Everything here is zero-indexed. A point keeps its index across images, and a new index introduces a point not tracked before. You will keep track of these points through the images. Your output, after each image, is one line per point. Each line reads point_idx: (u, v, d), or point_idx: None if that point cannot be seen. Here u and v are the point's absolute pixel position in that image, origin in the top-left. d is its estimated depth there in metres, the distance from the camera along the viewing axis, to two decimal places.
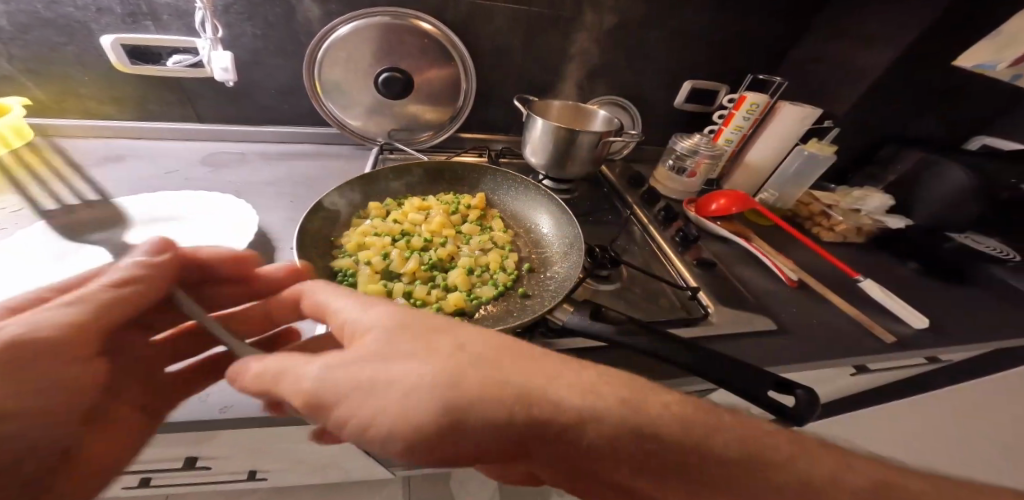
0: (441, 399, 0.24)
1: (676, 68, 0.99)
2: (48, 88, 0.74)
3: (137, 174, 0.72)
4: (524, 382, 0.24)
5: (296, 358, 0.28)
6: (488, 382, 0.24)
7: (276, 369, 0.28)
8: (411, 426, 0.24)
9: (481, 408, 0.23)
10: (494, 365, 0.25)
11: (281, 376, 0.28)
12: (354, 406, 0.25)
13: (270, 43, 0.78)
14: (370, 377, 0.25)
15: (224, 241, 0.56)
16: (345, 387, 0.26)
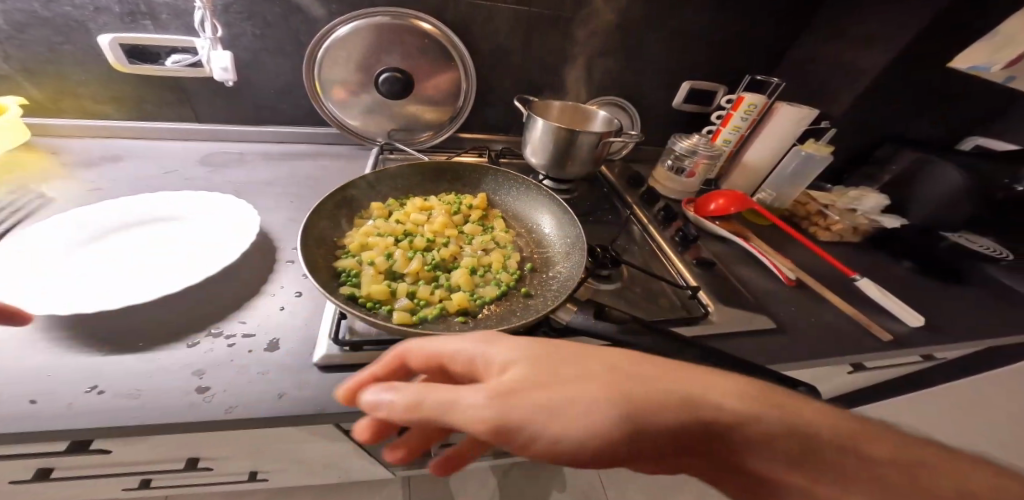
0: (619, 411, 0.25)
1: (675, 68, 1.00)
2: (44, 87, 0.73)
3: (135, 174, 0.72)
4: (684, 389, 0.27)
5: (444, 390, 0.27)
6: (651, 392, 0.26)
7: (427, 400, 0.27)
8: (595, 439, 0.25)
9: (658, 415, 0.26)
10: (638, 377, 0.27)
11: (432, 407, 0.27)
12: (532, 430, 0.26)
13: (270, 43, 0.78)
14: (540, 400, 0.26)
15: (224, 241, 0.56)
16: (520, 412, 0.26)
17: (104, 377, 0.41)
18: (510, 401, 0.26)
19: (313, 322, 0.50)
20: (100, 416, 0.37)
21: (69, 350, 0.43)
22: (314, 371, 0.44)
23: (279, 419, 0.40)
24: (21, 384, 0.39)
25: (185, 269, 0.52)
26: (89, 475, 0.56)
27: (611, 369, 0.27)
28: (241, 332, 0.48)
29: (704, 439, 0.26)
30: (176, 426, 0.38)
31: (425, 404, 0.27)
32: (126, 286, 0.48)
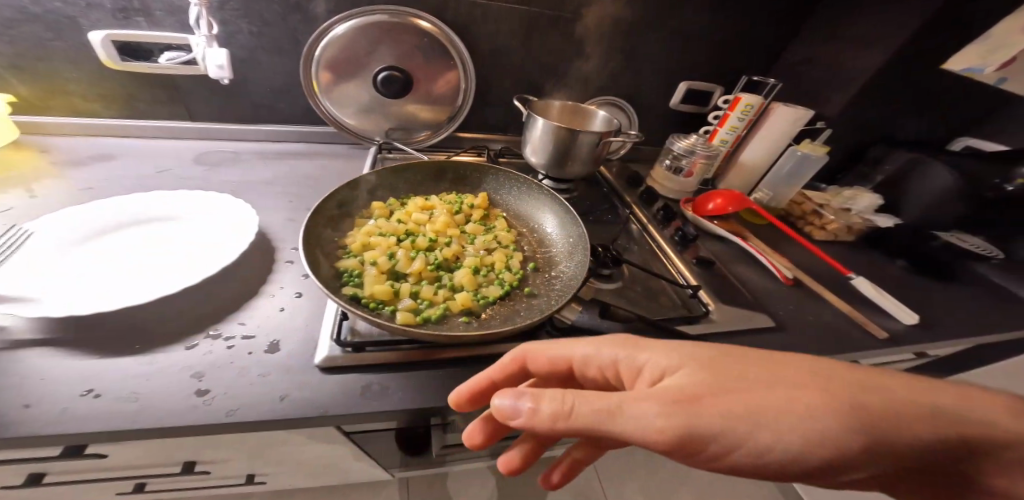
0: (839, 419, 0.27)
1: (673, 68, 1.01)
2: (32, 84, 0.72)
3: (128, 174, 0.70)
4: (905, 397, 0.28)
5: (607, 398, 0.30)
6: (880, 403, 0.27)
7: (585, 407, 0.29)
8: (816, 447, 0.27)
9: (881, 423, 0.26)
10: (848, 390, 0.28)
11: (591, 415, 0.29)
12: (735, 436, 0.27)
13: (267, 40, 0.77)
14: (732, 411, 0.28)
15: (224, 241, 0.55)
16: (714, 419, 0.28)
17: (102, 381, 0.40)
18: (693, 411, 0.28)
19: (314, 323, 0.50)
20: (100, 421, 0.37)
21: (65, 353, 0.42)
22: (316, 373, 0.44)
23: (281, 421, 0.40)
24: (17, 388, 0.38)
25: (183, 269, 0.51)
26: (83, 480, 0.55)
27: (815, 386, 0.28)
28: (241, 334, 0.47)
29: (931, 454, 0.27)
30: (177, 429, 0.38)
31: (580, 411, 0.29)
32: (122, 287, 0.47)
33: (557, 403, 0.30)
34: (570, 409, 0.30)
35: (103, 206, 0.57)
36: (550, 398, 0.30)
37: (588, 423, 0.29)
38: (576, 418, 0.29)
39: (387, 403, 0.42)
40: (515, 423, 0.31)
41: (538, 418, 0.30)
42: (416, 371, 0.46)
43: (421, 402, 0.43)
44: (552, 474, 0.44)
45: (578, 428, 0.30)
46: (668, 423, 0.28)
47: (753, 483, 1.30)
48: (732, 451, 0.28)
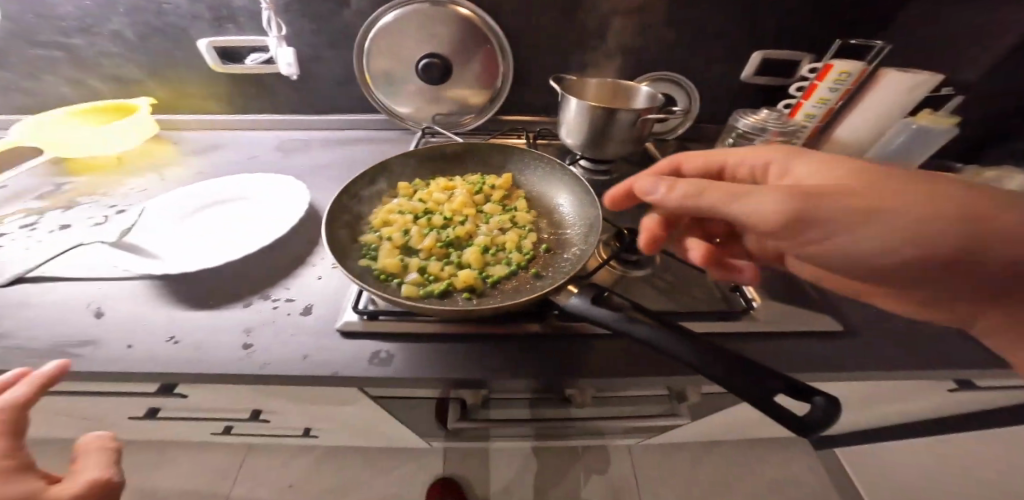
0: (903, 234, 0.35)
1: (742, 30, 0.86)
2: (164, 86, 0.92)
3: (224, 161, 0.85)
4: (974, 235, 0.35)
5: (735, 189, 0.38)
6: (931, 240, 0.35)
7: (715, 191, 0.38)
8: (884, 244, 0.36)
9: (913, 247, 0.36)
10: (954, 221, 0.35)
11: (722, 197, 0.38)
12: (834, 228, 0.36)
13: (325, 37, 0.85)
14: (842, 210, 0.35)
15: (285, 212, 0.65)
16: (817, 210, 0.35)
17: (180, 329, 0.47)
18: (822, 199, 0.35)
19: (343, 292, 0.55)
20: (165, 362, 0.43)
21: (158, 306, 0.50)
22: (335, 335, 0.49)
23: (301, 377, 0.44)
24: (125, 329, 0.46)
25: (252, 235, 0.61)
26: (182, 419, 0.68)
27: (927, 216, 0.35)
28: (285, 297, 0.54)
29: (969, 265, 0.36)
30: (233, 374, 0.44)
31: (704, 194, 0.39)
32: (213, 242, 0.59)
33: (690, 188, 0.40)
34: (697, 191, 0.39)
35: (202, 187, 0.69)
36: (684, 184, 0.41)
37: (715, 203, 0.39)
38: (708, 198, 0.39)
39: (390, 371, 0.45)
40: (650, 197, 0.43)
41: (673, 194, 0.41)
42: (419, 345, 0.48)
43: (416, 371, 0.45)
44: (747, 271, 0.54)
45: (705, 205, 0.40)
46: (791, 206, 0.35)
47: None
48: (823, 230, 0.36)
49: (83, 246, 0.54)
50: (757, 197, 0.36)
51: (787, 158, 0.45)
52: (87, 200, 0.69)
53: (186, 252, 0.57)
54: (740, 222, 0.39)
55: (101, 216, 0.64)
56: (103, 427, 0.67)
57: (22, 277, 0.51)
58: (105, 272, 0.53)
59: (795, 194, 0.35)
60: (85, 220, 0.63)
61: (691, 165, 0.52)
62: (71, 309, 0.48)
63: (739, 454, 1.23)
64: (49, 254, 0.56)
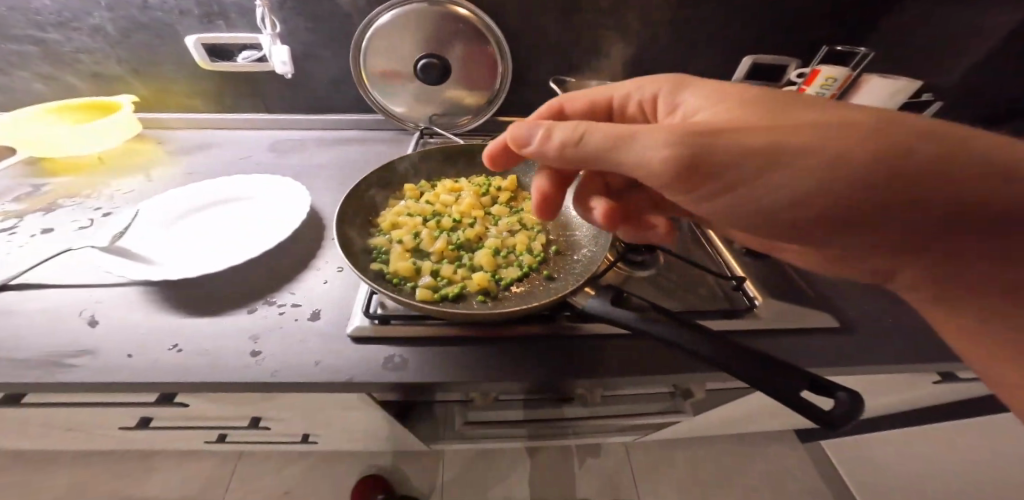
0: (830, 177, 0.27)
1: (735, 36, 0.89)
2: (148, 85, 0.88)
3: (216, 161, 0.82)
4: (943, 172, 0.25)
5: (620, 131, 0.33)
6: (911, 180, 0.26)
7: (598, 133, 0.34)
8: (806, 193, 0.29)
9: (847, 195, 0.27)
10: (902, 149, 0.26)
11: (602, 142, 0.34)
12: (730, 170, 0.30)
13: (320, 35, 0.83)
14: (745, 145, 0.29)
15: (284, 213, 0.63)
16: (711, 151, 0.29)
17: (181, 338, 0.45)
18: (710, 140, 0.29)
19: (351, 295, 0.54)
20: (169, 372, 0.41)
21: (156, 313, 0.48)
22: (344, 341, 0.48)
23: (315, 384, 0.43)
24: (122, 339, 0.44)
25: (251, 238, 0.59)
26: (177, 427, 0.66)
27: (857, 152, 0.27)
28: (291, 302, 0.52)
29: (951, 219, 0.26)
30: (242, 383, 0.42)
31: (589, 137, 0.35)
32: (211, 247, 0.57)
33: (571, 132, 0.36)
34: (579, 134, 0.35)
35: (195, 187, 0.67)
36: (564, 129, 0.37)
37: (596, 147, 0.35)
38: (589, 144, 0.35)
39: (405, 375, 0.45)
40: (527, 147, 0.40)
41: (551, 141, 0.38)
42: (433, 348, 0.48)
43: (430, 374, 0.45)
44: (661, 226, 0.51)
45: (588, 152, 0.35)
46: (673, 149, 0.30)
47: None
48: (724, 182, 0.31)
49: (70, 251, 0.52)
50: (640, 140, 0.32)
51: (674, 90, 0.40)
52: (71, 201, 0.66)
53: (183, 257, 0.54)
54: (624, 169, 0.34)
55: (87, 218, 0.61)
56: (89, 431, 0.65)
57: (6, 285, 0.48)
58: (96, 278, 0.51)
59: (682, 133, 0.30)
60: (69, 223, 0.60)
61: (574, 106, 0.50)
62: (61, 317, 0.45)
63: (728, 446, 1.27)
64: (33, 259, 0.53)
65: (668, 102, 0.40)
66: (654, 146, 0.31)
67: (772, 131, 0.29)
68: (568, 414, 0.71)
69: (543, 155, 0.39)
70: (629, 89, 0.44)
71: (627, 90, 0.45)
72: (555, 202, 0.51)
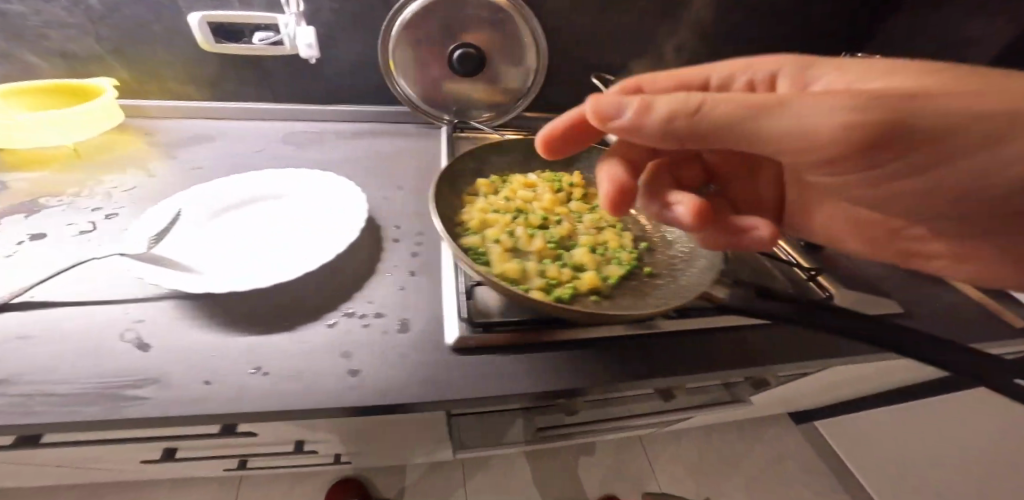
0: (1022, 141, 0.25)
1: (757, 36, 0.92)
2: (136, 67, 0.78)
3: (227, 153, 0.73)
4: None
5: (763, 100, 0.27)
6: None
7: (731, 102, 0.28)
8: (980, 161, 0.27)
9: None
10: None
11: (739, 113, 0.27)
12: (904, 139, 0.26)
13: (344, 19, 0.77)
14: (930, 111, 0.25)
15: (334, 218, 0.52)
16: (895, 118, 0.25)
17: (263, 358, 0.39)
18: (891, 106, 0.25)
19: (436, 302, 0.49)
20: (261, 401, 0.35)
21: (217, 332, 0.40)
22: (446, 352, 0.44)
23: (428, 402, 0.39)
24: (183, 362, 0.36)
25: (302, 249, 0.48)
26: (201, 456, 0.58)
27: None
28: (372, 312, 0.47)
29: None
30: (349, 407, 0.37)
31: (714, 107, 0.28)
32: (255, 260, 0.46)
33: (683, 102, 0.29)
34: (698, 105, 0.28)
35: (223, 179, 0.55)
36: (669, 99, 0.29)
37: (728, 120, 0.28)
38: (716, 116, 0.28)
39: (522, 386, 0.42)
40: (615, 124, 0.31)
41: (650, 118, 0.30)
42: (542, 354, 0.45)
43: (546, 383, 0.43)
44: (764, 229, 0.35)
45: (714, 127, 0.29)
46: (856, 117, 0.25)
47: (817, 478, 1.25)
48: (888, 154, 0.27)
49: (92, 260, 0.42)
50: (799, 107, 0.26)
51: (799, 69, 0.36)
52: (40, 205, 0.53)
53: (226, 272, 0.44)
54: (764, 144, 0.28)
55: (87, 221, 0.50)
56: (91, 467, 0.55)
57: (9, 304, 0.38)
58: (129, 292, 0.42)
59: (866, 98, 0.25)
60: (68, 227, 0.49)
61: (657, 85, 0.40)
62: (101, 340, 0.37)
63: (738, 432, 1.31)
64: (35, 275, 0.42)
65: (792, 80, 0.36)
66: (828, 112, 0.25)
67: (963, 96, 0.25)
68: (618, 422, 0.69)
69: (637, 133, 0.31)
70: (733, 68, 0.39)
71: (730, 71, 0.40)
72: (631, 194, 0.41)
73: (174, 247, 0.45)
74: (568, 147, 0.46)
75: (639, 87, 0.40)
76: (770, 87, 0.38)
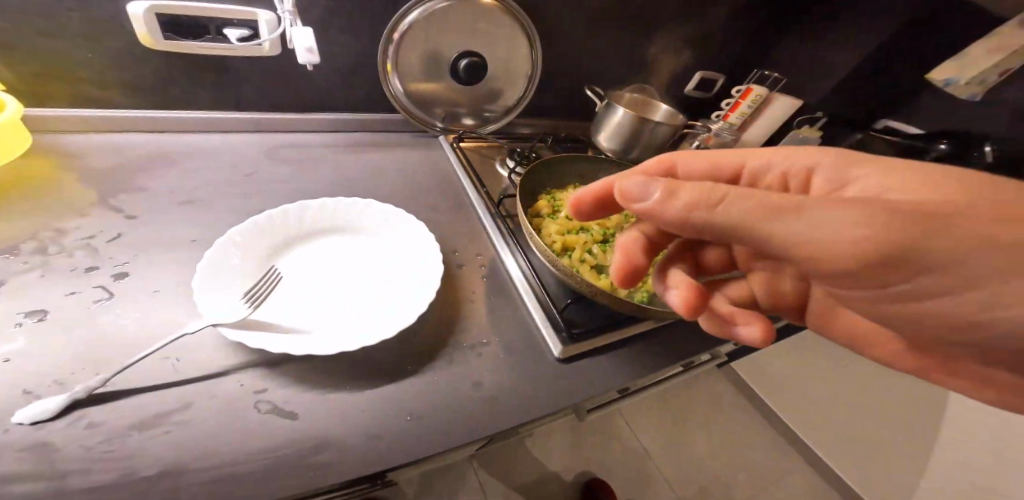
0: None
1: (699, 54, 1.09)
2: (33, 70, 0.57)
3: (209, 179, 0.62)
4: None
5: (783, 201, 0.28)
6: None
7: (747, 200, 0.29)
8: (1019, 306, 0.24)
9: None
10: None
11: (753, 212, 0.28)
12: (918, 259, 0.25)
13: (338, 18, 0.69)
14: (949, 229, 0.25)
15: (399, 243, 0.55)
16: (905, 236, 0.25)
17: (408, 404, 0.40)
18: (905, 222, 0.25)
19: (523, 315, 0.54)
20: (429, 445, 0.37)
21: (349, 389, 0.40)
22: (555, 363, 0.49)
23: (561, 408, 0.45)
24: (337, 424, 0.37)
25: (390, 279, 0.50)
26: None
27: None
28: (477, 341, 0.49)
29: None
30: (503, 429, 0.41)
31: (732, 205, 0.29)
32: (351, 299, 0.46)
33: (704, 193, 0.30)
34: (719, 199, 0.30)
35: (266, 221, 0.50)
36: (692, 188, 0.31)
37: (741, 215, 0.29)
38: (730, 212, 0.29)
39: (624, 377, 0.50)
40: (639, 205, 0.33)
41: (672, 204, 0.32)
42: (629, 348, 0.54)
43: (639, 375, 0.51)
44: (750, 327, 0.38)
45: (727, 220, 0.30)
46: (869, 231, 0.25)
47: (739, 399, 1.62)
48: (908, 273, 0.26)
49: (181, 336, 0.38)
50: (812, 213, 0.27)
51: (837, 168, 0.37)
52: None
53: (330, 316, 0.44)
54: (779, 247, 0.29)
55: (94, 287, 0.42)
56: None
57: (90, 398, 0.33)
58: (230, 358, 0.39)
59: (881, 211, 0.25)
60: (74, 297, 0.41)
61: (689, 165, 0.46)
62: (237, 411, 0.35)
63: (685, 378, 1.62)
64: (94, 360, 0.36)
65: (827, 179, 0.38)
66: (837, 221, 0.26)
67: (995, 219, 0.24)
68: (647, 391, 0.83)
69: (658, 215, 0.33)
70: (770, 158, 0.43)
71: (769, 161, 0.43)
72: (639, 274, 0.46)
73: (274, 298, 0.44)
74: (595, 212, 0.48)
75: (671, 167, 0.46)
76: (805, 180, 0.40)
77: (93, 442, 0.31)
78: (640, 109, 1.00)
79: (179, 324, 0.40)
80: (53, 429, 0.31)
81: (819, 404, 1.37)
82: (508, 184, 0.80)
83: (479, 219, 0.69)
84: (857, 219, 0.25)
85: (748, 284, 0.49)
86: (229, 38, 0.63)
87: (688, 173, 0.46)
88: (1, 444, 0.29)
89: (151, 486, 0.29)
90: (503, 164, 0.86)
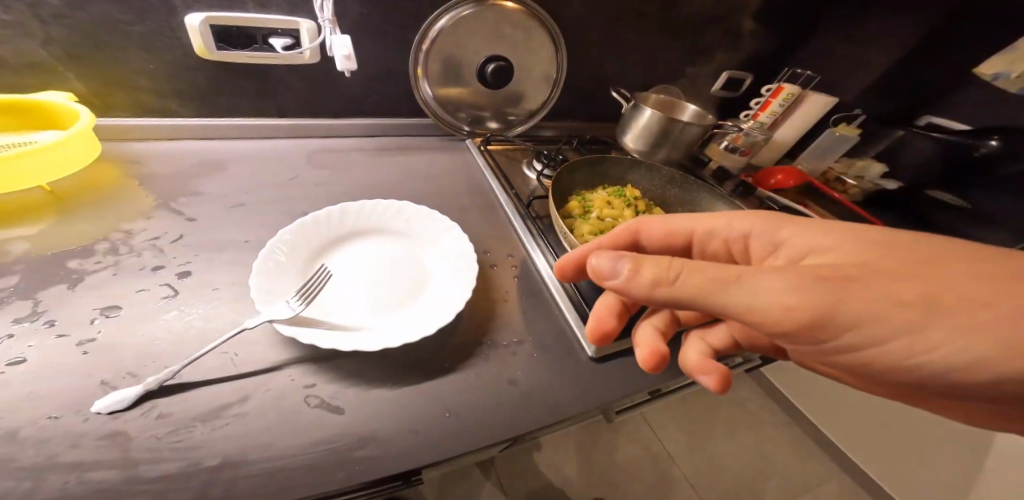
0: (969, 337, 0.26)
1: (726, 53, 1.07)
2: (97, 79, 0.62)
3: (256, 183, 0.65)
4: None
5: (726, 273, 0.31)
6: None
7: (699, 273, 0.31)
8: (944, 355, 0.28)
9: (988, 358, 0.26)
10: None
11: (708, 286, 0.31)
12: (851, 320, 0.28)
13: (374, 24, 0.71)
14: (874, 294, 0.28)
15: (434, 243, 0.57)
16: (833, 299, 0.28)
17: (447, 401, 0.41)
18: (832, 287, 0.28)
19: (555, 316, 0.54)
20: (467, 442, 0.38)
21: (392, 383, 0.41)
22: (588, 363, 0.49)
23: (594, 408, 0.45)
24: (383, 419, 0.38)
25: (425, 279, 0.52)
26: None
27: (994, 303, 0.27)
28: (512, 339, 0.50)
29: None
30: (540, 427, 0.42)
31: (689, 279, 0.31)
32: (390, 297, 0.48)
33: (665, 268, 0.32)
34: (678, 274, 0.32)
35: (311, 223, 0.53)
36: (653, 264, 0.33)
37: (697, 288, 0.31)
38: (687, 285, 0.31)
39: (656, 379, 0.50)
40: (612, 281, 0.35)
41: (639, 279, 0.33)
42: None
43: (671, 377, 0.50)
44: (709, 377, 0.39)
45: (686, 293, 0.32)
46: (803, 297, 0.28)
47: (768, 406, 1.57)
48: (852, 334, 0.29)
49: (240, 331, 0.40)
50: (753, 283, 0.30)
51: (768, 231, 0.40)
52: (74, 269, 0.45)
53: (371, 313, 0.46)
54: (730, 314, 0.31)
55: (159, 284, 0.45)
56: None
57: (160, 390, 0.35)
58: (283, 353, 0.41)
59: (803, 280, 0.29)
60: (143, 293, 0.44)
61: (650, 232, 0.47)
62: (290, 407, 0.37)
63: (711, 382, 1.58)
64: (164, 352, 0.39)
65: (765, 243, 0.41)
66: (779, 294, 0.29)
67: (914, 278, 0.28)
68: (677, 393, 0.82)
69: (626, 289, 0.35)
70: (712, 225, 0.44)
71: (712, 227, 0.44)
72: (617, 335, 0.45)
73: (324, 296, 0.46)
74: (572, 275, 0.49)
75: (636, 235, 0.48)
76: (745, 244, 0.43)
77: (162, 431, 0.33)
78: (666, 110, 0.99)
79: (236, 320, 0.43)
80: (126, 419, 0.33)
81: (852, 422, 1.31)
82: (537, 186, 0.81)
83: (507, 220, 0.70)
84: (791, 289, 0.28)
85: (727, 329, 0.46)
86: (273, 46, 0.66)
87: (648, 240, 0.48)
88: (82, 432, 0.32)
89: (211, 482, 0.31)
90: (530, 167, 0.86)
